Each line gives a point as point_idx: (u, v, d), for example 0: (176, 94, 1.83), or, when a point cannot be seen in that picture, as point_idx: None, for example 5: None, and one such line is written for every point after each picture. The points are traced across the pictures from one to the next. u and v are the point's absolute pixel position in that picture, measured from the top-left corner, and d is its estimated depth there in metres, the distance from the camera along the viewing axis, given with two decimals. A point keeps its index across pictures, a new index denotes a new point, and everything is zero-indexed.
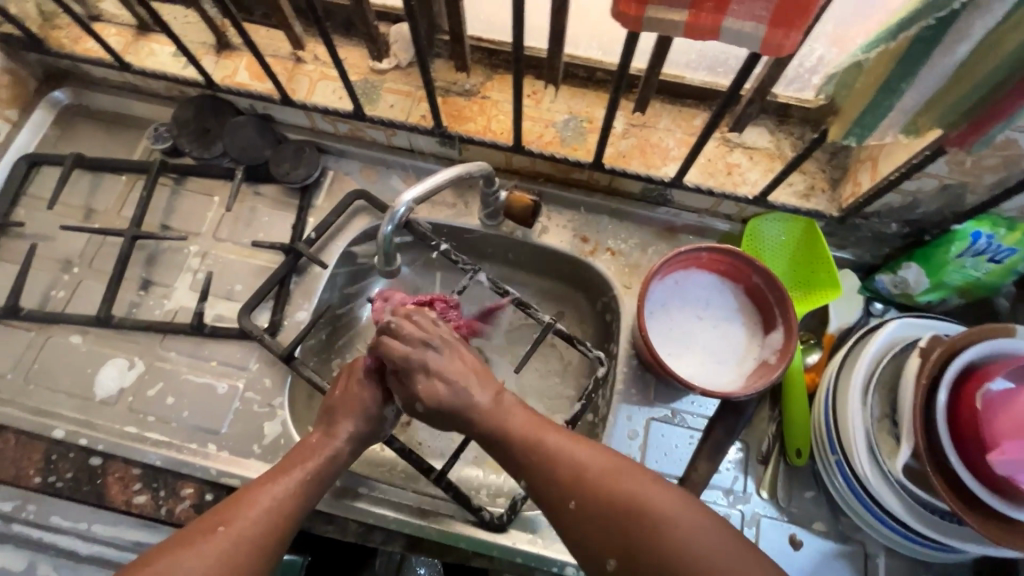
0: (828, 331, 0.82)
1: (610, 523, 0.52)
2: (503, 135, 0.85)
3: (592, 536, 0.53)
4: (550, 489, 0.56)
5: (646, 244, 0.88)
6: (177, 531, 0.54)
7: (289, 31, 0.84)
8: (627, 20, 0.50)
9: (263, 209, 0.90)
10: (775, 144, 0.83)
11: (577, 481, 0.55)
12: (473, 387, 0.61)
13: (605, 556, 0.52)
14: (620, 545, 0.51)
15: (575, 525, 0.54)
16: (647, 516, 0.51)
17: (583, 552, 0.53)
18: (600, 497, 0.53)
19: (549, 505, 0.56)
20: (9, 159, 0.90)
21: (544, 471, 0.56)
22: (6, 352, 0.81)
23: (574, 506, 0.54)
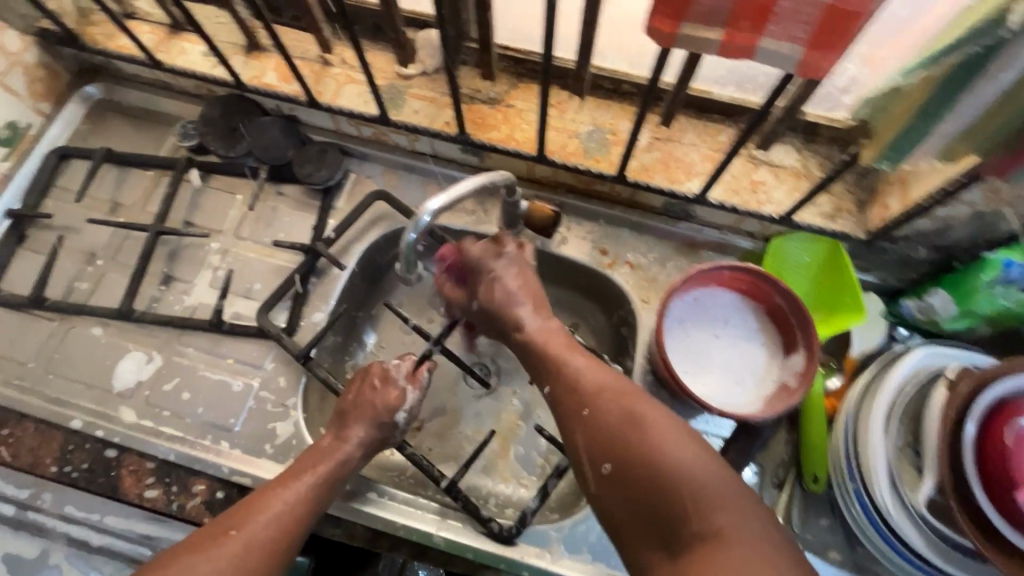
0: (849, 355, 0.80)
1: (614, 434, 0.54)
2: (526, 144, 0.84)
3: (596, 442, 0.55)
4: (568, 399, 0.59)
5: (666, 259, 0.88)
6: (190, 535, 0.55)
7: (318, 34, 0.85)
8: (660, 37, 0.49)
9: (284, 209, 0.90)
10: (801, 163, 0.82)
11: (594, 393, 0.57)
12: (525, 309, 0.68)
13: (603, 461, 0.54)
14: (620, 454, 0.53)
15: (583, 432, 0.56)
16: (650, 434, 0.52)
17: (583, 458, 0.56)
18: (611, 409, 0.55)
19: (562, 410, 0.60)
20: (40, 152, 0.92)
21: (565, 385, 0.60)
22: (30, 340, 0.83)
23: (586, 415, 0.56)
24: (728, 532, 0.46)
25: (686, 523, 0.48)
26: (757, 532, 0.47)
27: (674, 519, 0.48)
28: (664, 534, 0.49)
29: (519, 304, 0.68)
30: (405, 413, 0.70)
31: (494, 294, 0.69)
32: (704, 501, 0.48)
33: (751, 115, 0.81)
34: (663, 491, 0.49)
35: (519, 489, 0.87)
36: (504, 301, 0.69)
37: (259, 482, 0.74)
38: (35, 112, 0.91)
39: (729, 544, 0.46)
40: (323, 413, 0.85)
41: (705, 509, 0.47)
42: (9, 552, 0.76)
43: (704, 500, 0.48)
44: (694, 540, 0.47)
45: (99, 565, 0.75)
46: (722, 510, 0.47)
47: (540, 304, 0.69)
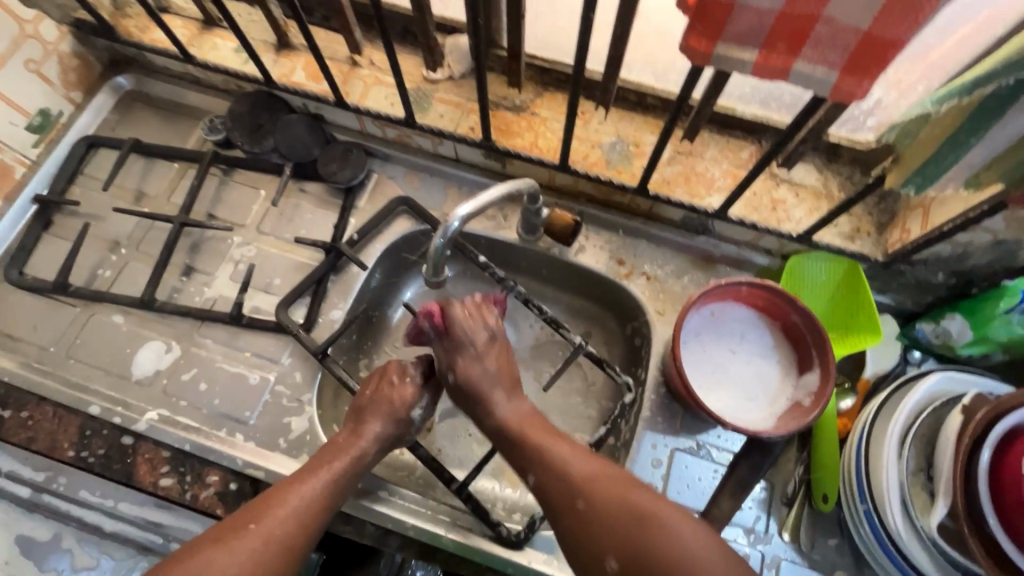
0: (863, 376, 0.80)
1: (615, 530, 0.55)
2: (549, 152, 0.85)
3: (598, 538, 0.56)
4: (560, 491, 0.60)
5: (682, 272, 0.88)
6: (213, 525, 0.57)
7: (349, 35, 0.86)
8: (695, 55, 0.50)
9: (306, 206, 0.91)
10: (821, 182, 0.82)
11: (589, 485, 0.59)
12: (499, 395, 0.69)
13: (607, 558, 0.55)
14: (624, 551, 0.54)
15: (581, 527, 0.57)
16: (652, 527, 0.54)
17: (585, 554, 0.56)
18: (609, 503, 0.57)
19: (552, 503, 0.60)
20: (69, 140, 0.93)
21: (554, 475, 0.61)
22: (52, 325, 0.84)
23: (583, 507, 0.58)
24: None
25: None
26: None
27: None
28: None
29: (496, 385, 0.69)
30: (420, 411, 0.71)
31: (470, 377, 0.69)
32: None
33: (774, 133, 0.82)
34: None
35: (527, 495, 0.87)
36: (481, 385, 0.69)
37: (273, 476, 0.75)
38: (66, 101, 0.93)
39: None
40: (337, 409, 0.86)
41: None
42: (22, 534, 0.76)
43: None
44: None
45: (110, 551, 0.76)
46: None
47: (512, 386, 0.70)
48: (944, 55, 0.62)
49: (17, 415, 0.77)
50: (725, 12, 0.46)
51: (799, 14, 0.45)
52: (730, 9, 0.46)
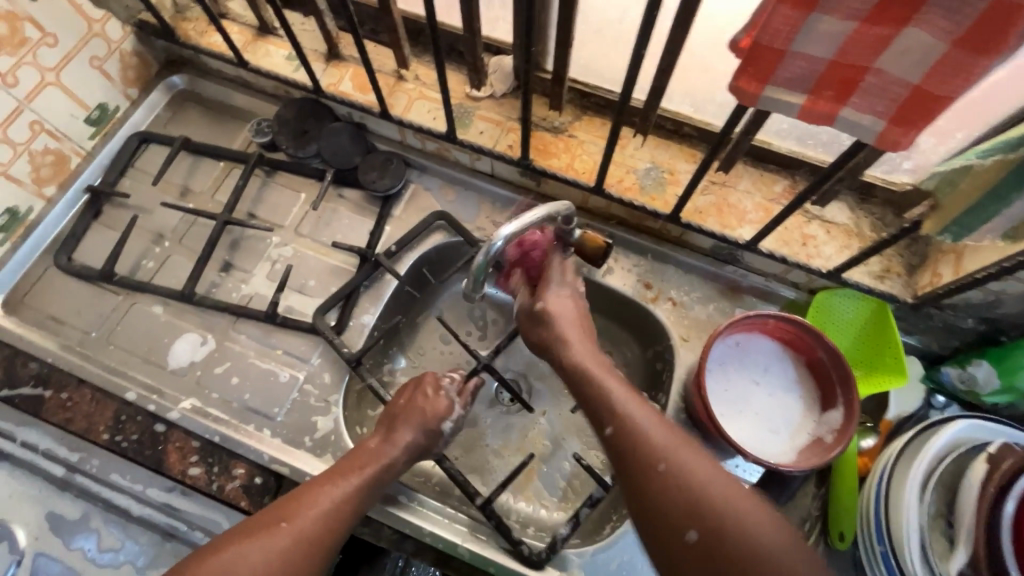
0: (885, 417, 0.80)
1: (701, 502, 0.54)
2: (585, 175, 0.87)
3: (681, 505, 0.54)
4: (638, 449, 0.58)
5: (708, 300, 0.89)
6: (249, 518, 0.59)
7: (398, 50, 0.89)
8: (743, 95, 0.52)
9: (344, 212, 0.94)
10: (853, 221, 0.83)
11: (675, 450, 0.57)
12: (575, 339, 0.72)
13: (689, 527, 0.53)
14: (709, 522, 0.53)
15: (660, 490, 0.56)
16: (742, 511, 0.53)
17: (662, 517, 0.55)
18: (697, 476, 0.55)
19: (629, 458, 0.59)
20: (123, 134, 0.97)
21: (634, 432, 0.59)
22: (95, 311, 0.87)
23: (666, 473, 0.56)
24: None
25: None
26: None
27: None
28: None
29: (570, 326, 0.72)
30: (450, 423, 0.73)
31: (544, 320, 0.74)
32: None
33: (809, 169, 0.83)
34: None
35: (539, 510, 0.88)
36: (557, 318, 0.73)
37: (297, 473, 0.76)
38: (124, 97, 0.97)
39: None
40: (361, 411, 0.88)
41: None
42: (52, 511, 0.79)
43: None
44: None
45: (135, 535, 0.78)
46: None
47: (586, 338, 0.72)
48: (987, 104, 0.63)
49: (57, 395, 0.80)
50: (777, 57, 0.48)
51: (850, 65, 0.47)
52: (782, 54, 0.47)
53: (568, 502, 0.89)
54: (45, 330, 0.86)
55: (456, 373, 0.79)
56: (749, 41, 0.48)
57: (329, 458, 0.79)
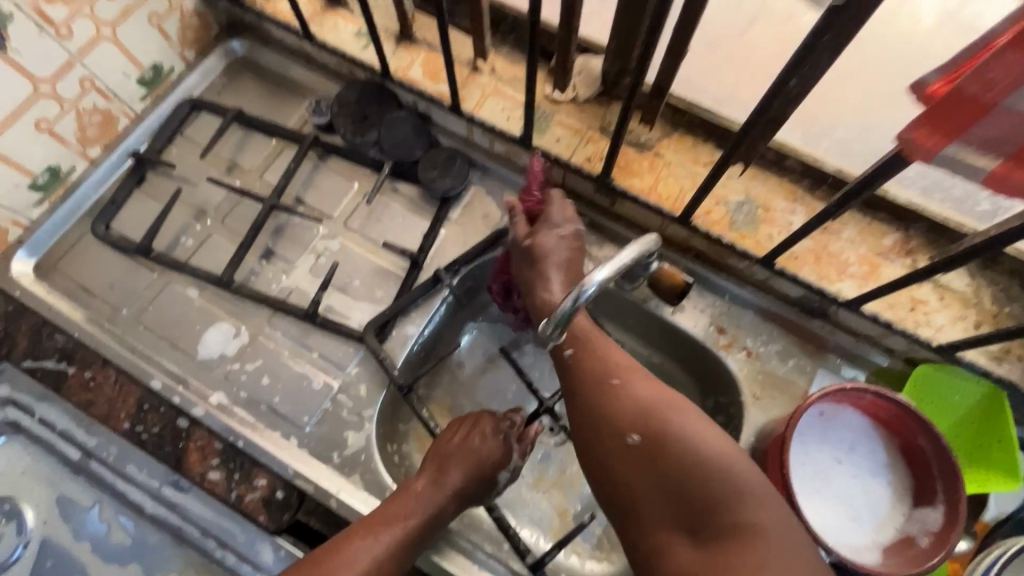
0: (983, 518, 0.70)
1: (649, 409, 0.53)
2: (668, 202, 0.78)
3: (625, 412, 0.54)
4: (596, 367, 0.59)
5: (788, 354, 0.79)
6: (297, 565, 0.58)
7: (478, 39, 0.81)
8: (918, 149, 0.47)
9: (397, 208, 0.87)
10: (972, 290, 0.73)
11: (632, 369, 0.57)
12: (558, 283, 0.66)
13: (630, 432, 0.53)
14: (651, 427, 0.52)
15: (609, 402, 0.55)
16: (685, 415, 0.52)
17: (605, 428, 0.54)
18: (646, 389, 0.55)
19: (588, 377, 0.58)
20: (174, 98, 0.91)
21: (595, 354, 0.59)
22: (128, 286, 0.82)
23: (618, 386, 0.56)
24: (768, 533, 0.46)
25: (716, 513, 0.47)
26: (794, 535, 0.47)
27: (702, 507, 0.48)
28: (688, 521, 0.48)
29: (557, 265, 0.67)
30: (506, 473, 0.68)
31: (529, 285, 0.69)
32: (739, 493, 0.48)
33: (928, 224, 0.73)
34: (694, 476, 0.49)
35: (570, 556, 0.80)
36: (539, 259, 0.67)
37: (321, 493, 0.70)
38: (179, 58, 0.90)
39: (768, 535, 0.46)
40: (394, 427, 0.81)
41: (739, 503, 0.47)
42: (64, 495, 0.75)
43: (741, 496, 0.48)
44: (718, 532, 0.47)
45: (146, 533, 0.73)
46: (763, 507, 0.47)
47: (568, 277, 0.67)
48: None
49: (81, 374, 0.76)
50: (979, 113, 0.42)
51: None
52: (987, 111, 0.42)
53: (603, 552, 0.80)
54: (75, 300, 0.81)
55: (517, 414, 0.73)
56: (944, 88, 0.44)
57: (357, 480, 0.73)
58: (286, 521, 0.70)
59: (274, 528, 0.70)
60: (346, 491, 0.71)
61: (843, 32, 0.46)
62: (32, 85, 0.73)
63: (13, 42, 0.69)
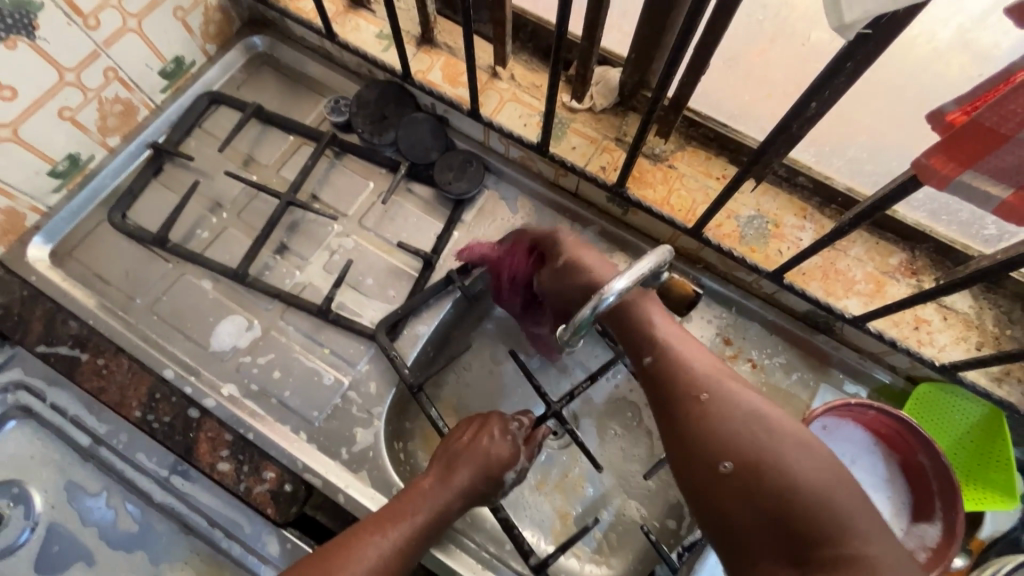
0: (978, 535, 0.72)
1: (739, 428, 0.50)
2: (681, 213, 0.79)
3: (718, 435, 0.50)
4: (681, 382, 0.54)
5: (792, 367, 0.80)
6: (306, 556, 0.58)
7: (500, 46, 0.82)
8: (935, 175, 0.50)
9: (411, 209, 0.88)
10: (974, 311, 0.75)
11: (714, 380, 0.54)
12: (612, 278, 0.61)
13: (726, 458, 0.49)
14: (746, 454, 0.49)
15: (698, 419, 0.52)
16: (785, 439, 0.49)
17: (695, 450, 0.51)
18: (741, 409, 0.51)
19: (671, 392, 0.55)
20: (194, 91, 0.92)
21: (679, 365, 0.55)
22: (143, 276, 0.83)
23: (709, 404, 0.52)
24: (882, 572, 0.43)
25: (825, 547, 0.44)
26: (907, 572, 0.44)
27: (806, 532, 0.45)
28: (791, 551, 0.46)
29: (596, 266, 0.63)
30: (514, 473, 0.69)
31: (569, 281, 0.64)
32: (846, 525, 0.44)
33: (934, 245, 0.74)
34: (795, 502, 0.46)
35: (570, 558, 0.80)
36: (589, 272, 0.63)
37: (330, 487, 0.71)
38: (200, 52, 0.91)
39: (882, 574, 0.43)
40: (401, 424, 0.82)
41: (846, 534, 0.44)
42: (72, 480, 0.76)
43: (847, 529, 0.44)
44: (824, 558, 0.44)
45: (152, 520, 0.74)
46: (869, 540, 0.44)
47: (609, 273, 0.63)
48: None
49: (93, 361, 0.76)
50: (998, 142, 0.45)
51: None
52: (1005, 141, 0.44)
53: (602, 555, 0.80)
54: (89, 287, 0.82)
55: (525, 415, 0.73)
56: (961, 118, 0.46)
57: (364, 476, 0.74)
58: (293, 514, 0.70)
59: (281, 520, 0.70)
60: (354, 486, 0.72)
61: (866, 56, 0.48)
62: (58, 73, 0.74)
63: (42, 31, 0.70)
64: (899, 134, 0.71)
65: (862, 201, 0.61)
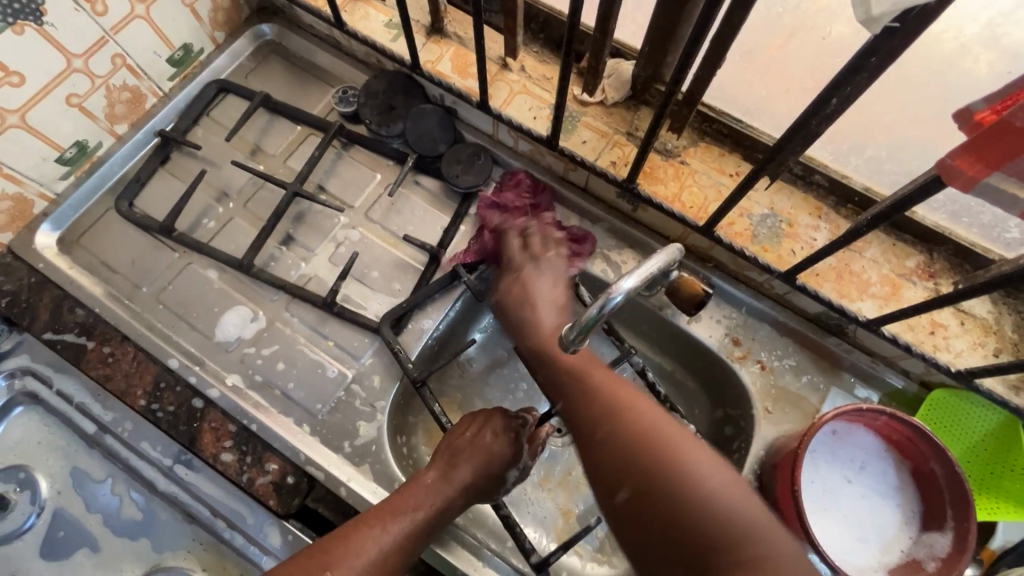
0: (990, 545, 0.70)
1: (631, 456, 0.47)
2: (692, 211, 0.77)
3: (613, 466, 0.48)
4: (584, 415, 0.53)
5: (802, 370, 0.78)
6: (300, 549, 0.58)
7: (511, 37, 0.80)
8: (959, 177, 0.48)
9: (418, 201, 0.87)
10: (993, 317, 0.73)
11: (614, 411, 0.51)
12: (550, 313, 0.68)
13: (620, 490, 0.47)
14: (639, 484, 0.46)
15: (598, 452, 0.50)
16: (672, 456, 0.46)
17: (597, 483, 0.50)
18: (630, 432, 0.49)
19: (575, 428, 0.54)
20: (202, 79, 0.91)
21: (583, 396, 0.54)
22: (149, 264, 0.83)
23: (602, 437, 0.50)
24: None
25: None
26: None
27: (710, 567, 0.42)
28: None
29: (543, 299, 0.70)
30: (516, 472, 0.68)
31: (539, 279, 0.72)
32: (743, 540, 0.42)
33: (953, 248, 0.72)
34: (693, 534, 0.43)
35: (571, 556, 0.80)
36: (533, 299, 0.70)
37: (332, 480, 0.71)
38: (209, 40, 0.91)
39: None
40: (404, 418, 0.81)
41: (743, 559, 0.41)
42: (78, 467, 0.76)
43: (747, 543, 0.42)
44: None
45: (156, 508, 0.74)
46: (771, 549, 0.42)
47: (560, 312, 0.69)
48: None
49: (99, 349, 0.76)
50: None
51: None
52: None
53: (604, 554, 0.80)
54: (96, 275, 0.82)
55: (530, 413, 0.72)
56: (992, 117, 0.45)
57: (367, 469, 0.74)
58: (295, 506, 0.70)
59: (283, 512, 0.70)
60: (356, 480, 0.72)
61: (890, 52, 0.46)
62: (66, 59, 0.73)
63: (49, 17, 0.69)
64: (920, 133, 0.69)
65: (881, 201, 0.59)
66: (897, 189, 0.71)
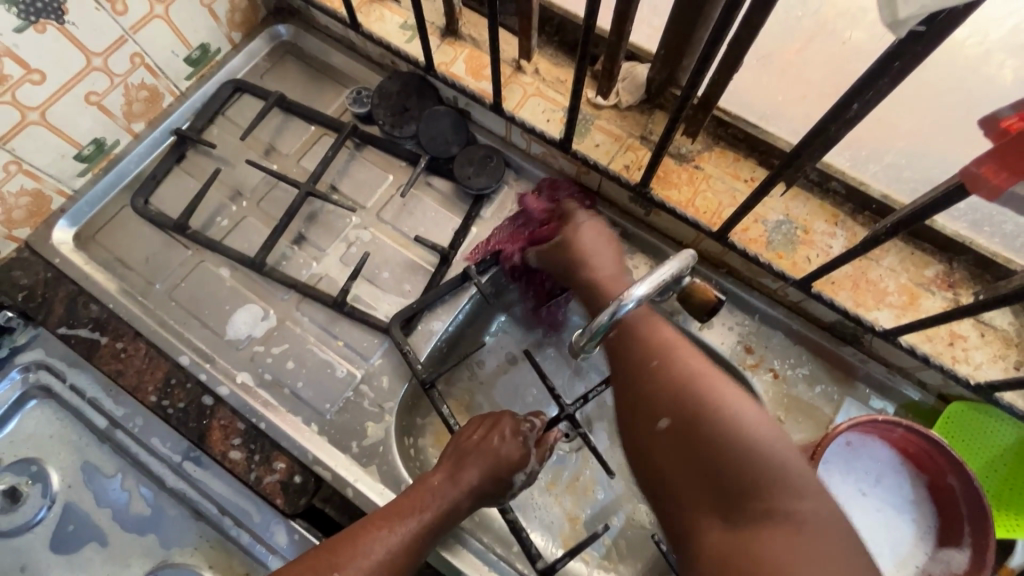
0: (1008, 563, 0.68)
1: (681, 389, 0.53)
2: (706, 216, 0.76)
3: (661, 397, 0.54)
4: (639, 350, 0.58)
5: (816, 379, 0.77)
6: (316, 544, 0.58)
7: (525, 40, 0.80)
8: (983, 186, 0.47)
9: (430, 203, 0.87)
10: (1014, 329, 0.71)
11: (672, 351, 0.56)
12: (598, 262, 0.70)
13: (662, 418, 0.53)
14: (683, 411, 0.51)
15: (648, 381, 0.56)
16: (725, 395, 0.51)
17: (642, 411, 0.55)
18: (687, 369, 0.54)
19: (628, 359, 0.59)
20: (218, 79, 0.92)
21: (640, 332, 0.59)
22: (162, 261, 0.83)
23: (656, 366, 0.56)
24: (807, 522, 0.45)
25: (754, 500, 0.47)
26: (836, 525, 0.45)
27: (738, 490, 0.47)
28: (726, 509, 0.48)
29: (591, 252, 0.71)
30: (523, 475, 0.67)
31: (575, 237, 0.72)
32: (780, 483, 0.46)
33: (974, 258, 0.71)
34: (731, 462, 0.48)
35: (577, 562, 0.79)
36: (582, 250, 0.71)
37: (339, 480, 0.71)
38: (226, 40, 0.91)
39: (813, 532, 0.44)
40: (412, 420, 0.81)
41: (773, 490, 0.46)
42: (88, 461, 0.77)
43: (780, 483, 0.46)
44: (758, 517, 0.46)
45: (164, 505, 0.75)
46: (802, 498, 0.46)
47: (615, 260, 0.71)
48: None
49: (112, 345, 0.77)
50: None
51: None
52: None
53: (611, 562, 0.79)
54: (110, 271, 0.83)
55: (538, 418, 0.72)
56: (1019, 125, 0.43)
57: (373, 470, 0.74)
58: (301, 505, 0.71)
59: (289, 511, 0.70)
60: (363, 481, 0.72)
61: (914, 57, 0.45)
62: (86, 58, 0.74)
63: (71, 15, 0.70)
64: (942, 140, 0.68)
65: (900, 209, 0.58)
66: (917, 197, 0.69)
